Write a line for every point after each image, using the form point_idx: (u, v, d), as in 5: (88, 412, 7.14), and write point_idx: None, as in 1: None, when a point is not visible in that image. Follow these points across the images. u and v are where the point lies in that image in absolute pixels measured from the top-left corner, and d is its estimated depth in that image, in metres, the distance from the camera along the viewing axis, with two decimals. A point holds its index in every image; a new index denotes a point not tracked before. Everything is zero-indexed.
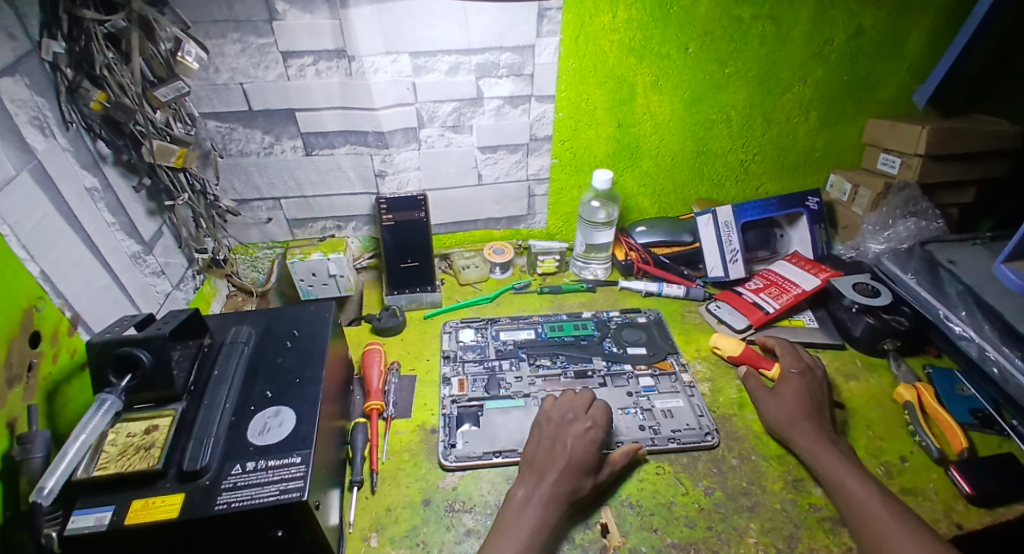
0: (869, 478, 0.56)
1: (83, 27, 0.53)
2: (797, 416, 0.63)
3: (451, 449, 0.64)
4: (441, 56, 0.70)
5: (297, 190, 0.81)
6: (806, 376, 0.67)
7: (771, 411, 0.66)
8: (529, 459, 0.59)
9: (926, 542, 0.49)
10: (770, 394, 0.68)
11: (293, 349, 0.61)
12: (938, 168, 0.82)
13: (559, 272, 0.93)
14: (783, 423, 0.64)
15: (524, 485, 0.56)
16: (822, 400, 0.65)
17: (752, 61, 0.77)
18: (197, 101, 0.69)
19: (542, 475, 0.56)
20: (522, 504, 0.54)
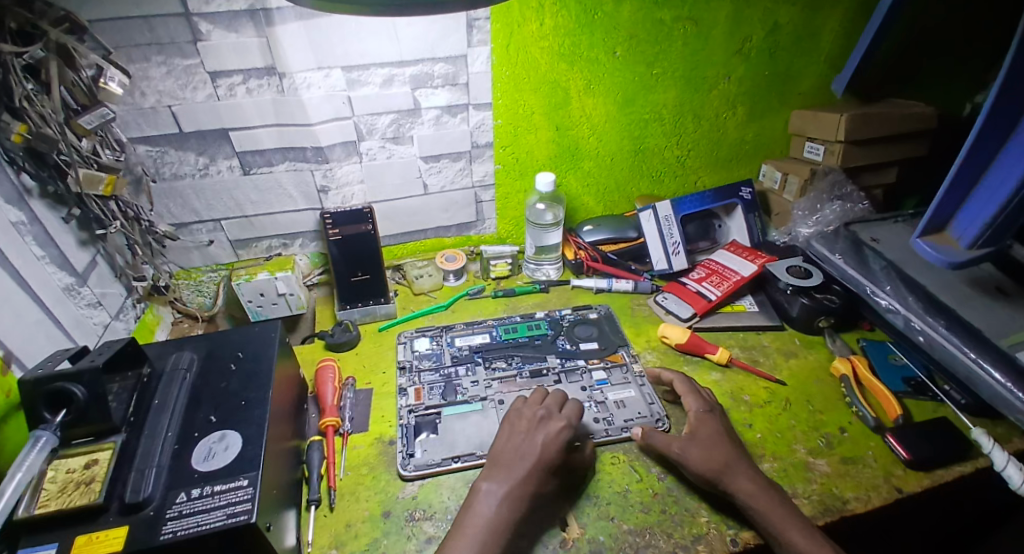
0: (810, 527, 0.53)
1: (0, 60, 0.52)
2: (724, 466, 0.57)
3: (409, 459, 0.64)
4: (375, 69, 0.71)
5: (238, 210, 0.80)
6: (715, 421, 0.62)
7: (698, 462, 0.58)
8: (495, 453, 0.58)
9: None
10: (688, 443, 0.60)
11: (237, 372, 0.60)
12: (859, 152, 0.86)
13: (513, 275, 0.94)
14: (714, 473, 0.57)
15: (490, 477, 0.55)
16: (735, 442, 0.61)
17: (677, 61, 0.80)
18: (125, 126, 0.68)
19: (510, 470, 0.55)
20: (484, 500, 0.53)
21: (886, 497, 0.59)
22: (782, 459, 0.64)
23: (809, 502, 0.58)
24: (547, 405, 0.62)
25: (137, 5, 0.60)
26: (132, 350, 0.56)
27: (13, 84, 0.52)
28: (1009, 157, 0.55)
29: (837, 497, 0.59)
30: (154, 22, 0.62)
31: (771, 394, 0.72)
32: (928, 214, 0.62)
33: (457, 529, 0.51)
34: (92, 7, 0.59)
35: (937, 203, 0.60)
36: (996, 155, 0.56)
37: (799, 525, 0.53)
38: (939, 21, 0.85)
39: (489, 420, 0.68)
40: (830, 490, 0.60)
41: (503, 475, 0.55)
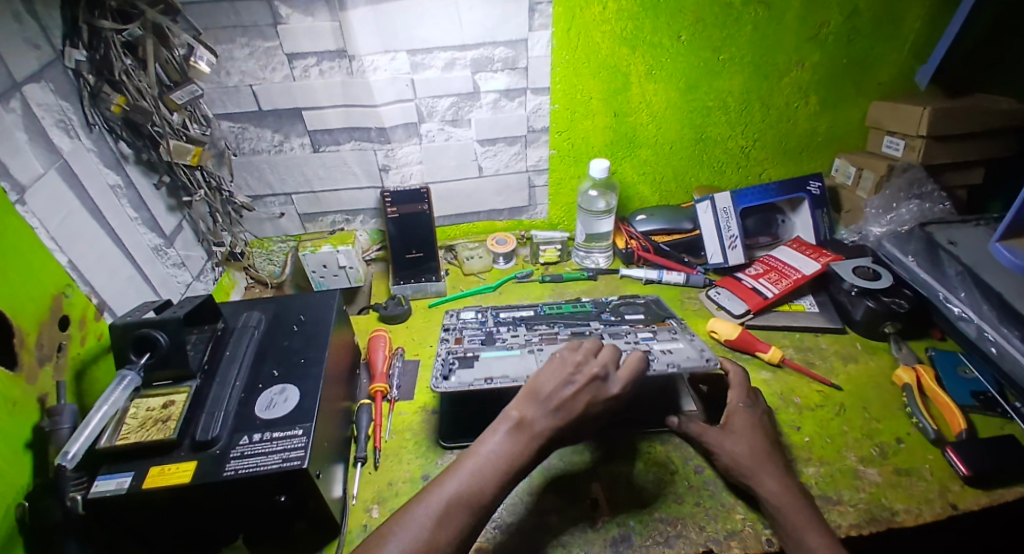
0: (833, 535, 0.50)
1: (102, 37, 0.58)
2: (754, 458, 0.56)
3: (443, 380, 0.62)
4: (437, 52, 0.73)
5: (306, 186, 0.85)
6: (757, 413, 0.62)
7: (728, 448, 0.58)
8: (539, 384, 0.51)
9: None
10: (722, 429, 0.60)
11: (299, 333, 0.65)
12: (943, 148, 0.80)
13: (562, 261, 0.94)
14: (746, 461, 0.56)
15: (524, 410, 0.50)
16: (772, 440, 0.59)
17: (745, 46, 0.77)
18: (211, 103, 0.74)
19: (543, 412, 0.50)
20: (512, 435, 0.49)
21: (938, 512, 0.55)
22: (830, 464, 0.61)
23: (854, 510, 0.56)
24: (605, 361, 0.54)
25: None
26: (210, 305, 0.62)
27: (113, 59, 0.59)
28: None
29: (886, 508, 0.56)
30: (239, 7, 0.67)
31: (823, 398, 0.69)
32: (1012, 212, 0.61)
33: (475, 451, 0.49)
34: None
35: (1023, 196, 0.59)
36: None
37: (820, 528, 0.51)
38: None
39: (528, 360, 0.65)
40: (878, 500, 0.57)
41: (538, 414, 0.50)
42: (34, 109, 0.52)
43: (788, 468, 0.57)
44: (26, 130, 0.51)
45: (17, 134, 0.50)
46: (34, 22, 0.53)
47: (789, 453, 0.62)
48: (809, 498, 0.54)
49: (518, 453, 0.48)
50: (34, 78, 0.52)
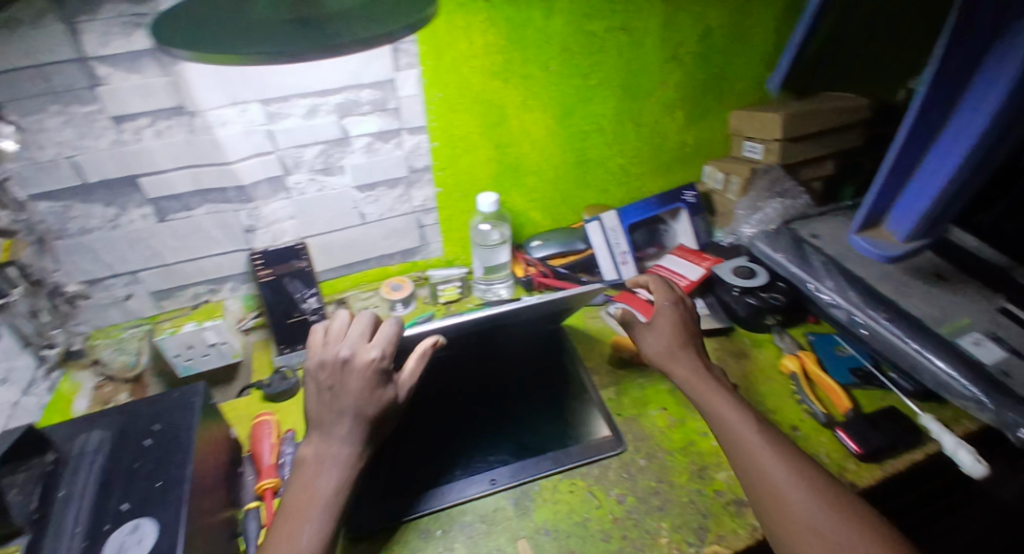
0: (739, 400, 0.59)
1: None
2: (672, 346, 0.65)
3: None
4: (295, 99, 0.67)
5: (157, 258, 0.75)
6: (677, 307, 0.69)
7: (650, 340, 0.67)
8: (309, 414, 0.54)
9: (789, 454, 0.52)
10: (649, 325, 0.68)
11: (153, 449, 0.54)
12: (795, 149, 0.88)
13: (464, 298, 0.90)
14: (660, 353, 0.66)
15: (316, 442, 0.52)
16: (690, 330, 0.68)
17: (613, 70, 0.79)
18: (20, 182, 0.62)
19: (337, 421, 0.52)
20: (316, 464, 0.51)
21: None
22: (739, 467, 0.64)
23: None
24: (348, 347, 0.55)
25: (28, 54, 0.55)
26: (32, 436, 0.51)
27: None
28: (933, 163, 0.60)
29: None
30: (46, 70, 0.56)
31: None
32: (864, 213, 0.67)
33: (300, 498, 0.49)
34: None
35: (874, 197, 0.65)
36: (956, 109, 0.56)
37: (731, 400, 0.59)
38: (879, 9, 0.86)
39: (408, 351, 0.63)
40: None
41: (327, 439, 0.52)
42: None
43: (703, 354, 0.66)
44: None
45: None
46: None
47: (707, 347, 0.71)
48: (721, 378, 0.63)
49: (334, 482, 0.50)
50: None
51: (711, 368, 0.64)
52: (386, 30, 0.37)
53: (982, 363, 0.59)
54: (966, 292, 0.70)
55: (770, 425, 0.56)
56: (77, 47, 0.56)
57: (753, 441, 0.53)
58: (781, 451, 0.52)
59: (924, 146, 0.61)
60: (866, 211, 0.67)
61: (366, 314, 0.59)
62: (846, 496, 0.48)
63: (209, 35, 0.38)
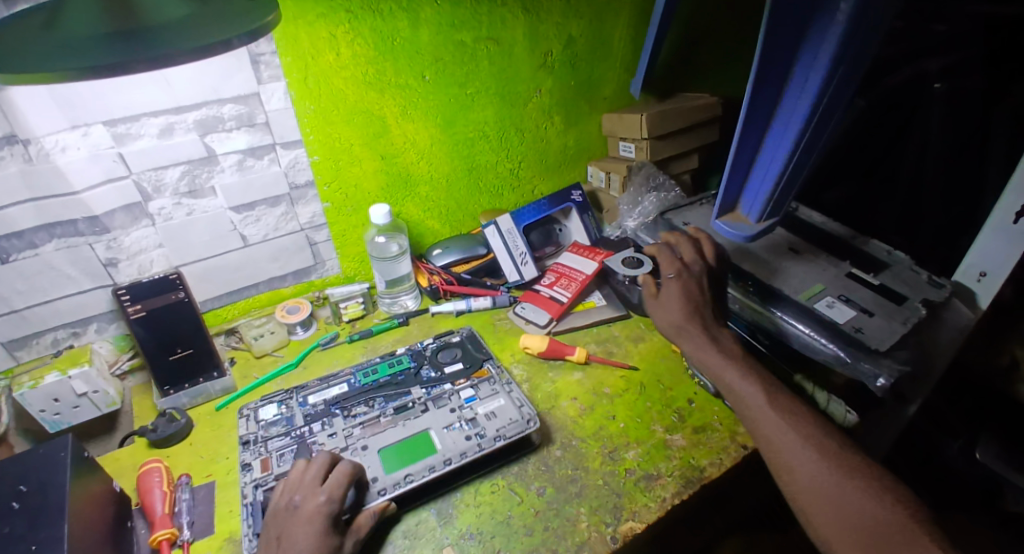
0: (751, 372, 0.59)
1: None
2: (680, 321, 0.66)
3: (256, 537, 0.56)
4: (147, 119, 0.63)
5: (2, 305, 0.65)
6: (682, 279, 0.69)
7: (662, 312, 0.68)
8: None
9: (803, 427, 0.53)
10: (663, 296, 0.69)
11: (21, 511, 0.51)
12: (662, 146, 0.96)
13: (368, 314, 0.88)
14: (669, 328, 0.67)
15: None
16: (702, 301, 0.68)
17: (487, 80, 0.82)
18: None
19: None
20: None
21: (735, 456, 0.65)
22: (645, 443, 0.67)
23: (672, 479, 0.63)
24: (304, 490, 0.54)
25: None
26: None
27: None
28: (772, 143, 0.67)
29: (696, 467, 0.64)
30: None
31: (626, 382, 0.76)
32: (721, 199, 0.74)
33: None
34: None
35: (726, 186, 0.72)
36: (780, 98, 0.64)
37: (748, 374, 0.59)
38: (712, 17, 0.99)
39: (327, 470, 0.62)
40: (688, 463, 0.65)
41: None
42: None
43: (716, 323, 0.66)
44: None
45: None
46: None
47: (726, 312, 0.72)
48: (737, 349, 0.63)
49: None
50: None
51: (725, 337, 0.65)
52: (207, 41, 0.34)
53: (839, 323, 0.67)
54: (814, 259, 0.80)
55: (783, 394, 0.57)
56: None
57: (774, 420, 0.54)
58: (797, 427, 0.53)
59: (761, 136, 0.68)
60: (722, 200, 0.75)
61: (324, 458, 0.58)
62: (864, 468, 0.49)
63: (10, 49, 0.34)
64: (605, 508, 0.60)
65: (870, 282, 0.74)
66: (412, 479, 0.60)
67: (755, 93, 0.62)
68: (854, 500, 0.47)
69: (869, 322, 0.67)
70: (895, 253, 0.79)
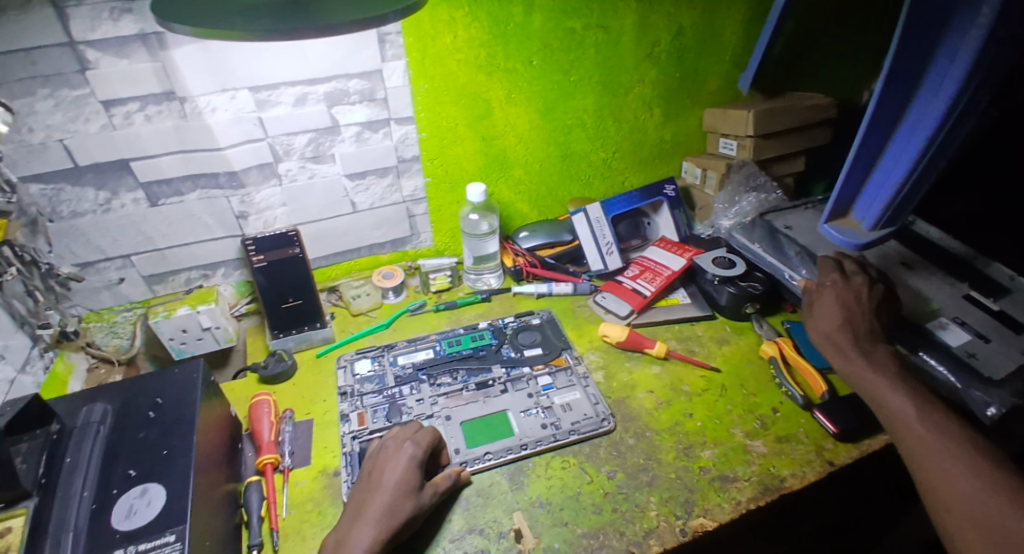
0: (909, 388, 0.59)
1: None
2: (829, 331, 0.67)
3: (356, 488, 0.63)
4: (284, 88, 0.68)
5: (148, 244, 0.75)
6: (838, 290, 0.70)
7: (818, 319, 0.70)
8: (352, 502, 0.56)
9: (959, 449, 0.51)
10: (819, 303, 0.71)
11: (156, 421, 0.58)
12: (767, 144, 0.93)
13: (454, 287, 0.93)
14: (818, 337, 0.69)
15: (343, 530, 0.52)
16: (862, 312, 0.67)
17: (591, 67, 0.82)
18: (13, 165, 0.62)
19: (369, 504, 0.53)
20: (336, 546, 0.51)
21: (820, 471, 0.62)
22: (723, 444, 0.66)
23: (749, 484, 0.61)
24: (393, 438, 0.60)
25: (17, 38, 0.55)
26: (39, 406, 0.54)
27: None
28: (900, 141, 0.63)
29: (775, 476, 0.62)
30: (35, 55, 0.57)
31: (707, 382, 0.75)
32: (831, 204, 0.71)
33: None
34: None
35: (839, 190, 0.69)
36: (907, 105, 0.60)
37: (905, 390, 0.58)
38: (836, 12, 0.93)
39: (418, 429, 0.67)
40: (768, 470, 0.63)
41: (351, 526, 0.52)
42: None
43: (874, 336, 0.65)
44: None
45: None
46: None
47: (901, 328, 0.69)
48: (895, 364, 0.62)
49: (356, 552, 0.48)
50: None
51: (883, 352, 0.64)
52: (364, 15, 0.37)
53: (950, 347, 0.64)
54: (919, 280, 0.75)
55: (945, 413, 0.55)
56: (66, 31, 0.56)
57: (923, 437, 0.54)
58: (952, 448, 0.52)
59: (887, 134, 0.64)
60: (834, 204, 0.71)
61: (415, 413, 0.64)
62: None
63: (201, 14, 0.38)
64: (679, 501, 0.60)
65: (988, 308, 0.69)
66: (491, 457, 0.65)
67: (880, 99, 0.59)
68: (1009, 522, 0.45)
69: (985, 349, 0.63)
70: (1019, 279, 0.72)
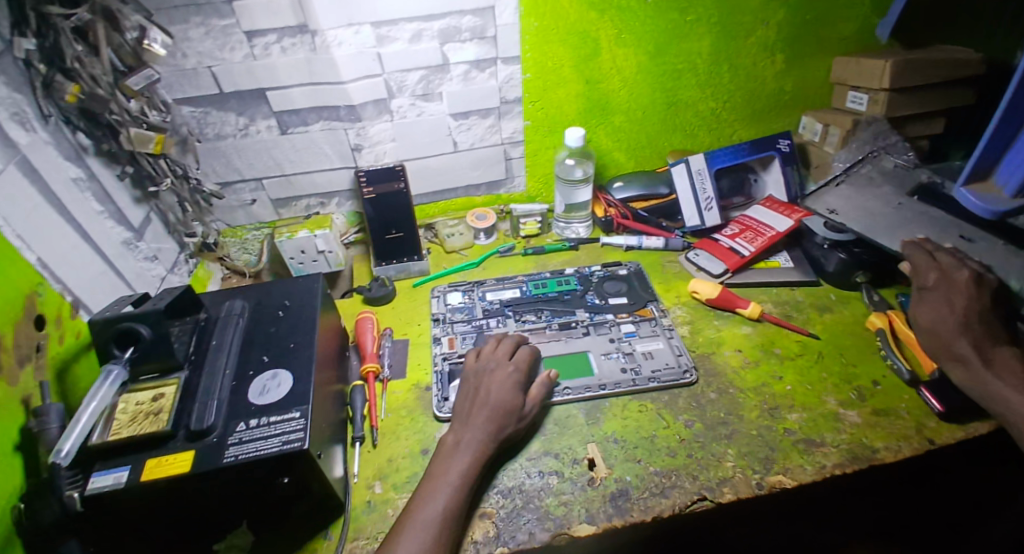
0: None
1: (49, 22, 0.56)
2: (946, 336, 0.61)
3: (444, 402, 0.69)
4: (403, 24, 0.71)
5: (277, 169, 0.84)
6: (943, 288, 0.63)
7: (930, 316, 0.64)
8: (458, 411, 0.61)
9: None
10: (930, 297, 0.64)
11: (285, 318, 0.67)
12: (904, 100, 0.83)
13: (543, 234, 0.95)
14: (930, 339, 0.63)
15: (455, 434, 0.58)
16: (976, 314, 0.60)
17: (711, 6, 0.78)
18: (169, 88, 0.72)
19: (478, 417, 0.58)
20: (452, 447, 0.56)
21: (917, 447, 0.58)
22: (812, 410, 0.64)
23: (837, 450, 0.58)
24: (497, 360, 0.65)
25: None
26: (189, 295, 0.63)
27: (63, 45, 0.57)
28: None
29: (868, 447, 0.58)
30: None
31: (802, 347, 0.72)
32: (970, 166, 0.63)
33: (441, 463, 0.55)
34: None
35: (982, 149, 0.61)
36: None
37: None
38: None
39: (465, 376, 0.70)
40: (860, 440, 0.59)
41: (463, 432, 0.57)
42: None
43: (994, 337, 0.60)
44: None
45: None
46: None
47: (1021, 309, 0.62)
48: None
49: (470, 461, 0.55)
50: None
51: (1002, 353, 0.59)
52: None
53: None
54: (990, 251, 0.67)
55: None
56: None
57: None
58: None
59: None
60: (971, 166, 0.63)
61: (514, 339, 0.68)
62: None
63: None
64: (758, 455, 0.59)
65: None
66: (570, 391, 0.68)
67: None
68: None
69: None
70: None
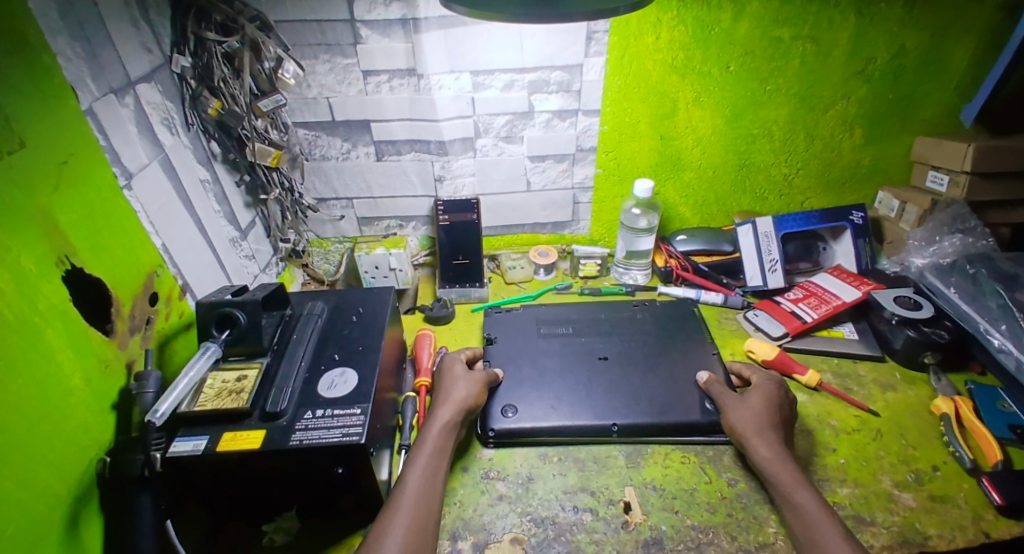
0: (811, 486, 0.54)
1: (205, 46, 0.68)
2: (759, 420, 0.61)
3: None
4: (498, 74, 0.80)
5: (367, 191, 0.93)
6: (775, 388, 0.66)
7: (736, 415, 0.62)
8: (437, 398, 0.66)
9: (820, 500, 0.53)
10: (738, 400, 0.64)
11: (358, 322, 0.73)
12: (988, 186, 0.82)
13: (600, 276, 0.98)
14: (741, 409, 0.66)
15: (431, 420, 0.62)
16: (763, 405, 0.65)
17: (792, 78, 0.81)
18: (291, 113, 0.83)
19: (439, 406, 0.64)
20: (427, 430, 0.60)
21: (974, 541, 0.54)
22: (865, 486, 0.60)
23: (887, 532, 0.55)
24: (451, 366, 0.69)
25: (314, 12, 0.74)
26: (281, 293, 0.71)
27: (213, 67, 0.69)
28: None
29: (920, 532, 0.55)
30: (325, 28, 0.76)
31: (860, 423, 0.68)
32: None
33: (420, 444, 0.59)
34: (279, 11, 0.74)
35: None
36: None
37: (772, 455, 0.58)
38: None
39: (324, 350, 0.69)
40: (912, 524, 0.56)
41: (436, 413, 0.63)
42: (145, 106, 0.62)
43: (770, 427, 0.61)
44: (137, 124, 0.60)
45: (129, 126, 0.59)
46: (147, 27, 0.62)
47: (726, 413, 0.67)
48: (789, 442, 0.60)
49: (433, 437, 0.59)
50: (146, 78, 0.62)
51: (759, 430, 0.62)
52: (598, 8, 0.44)
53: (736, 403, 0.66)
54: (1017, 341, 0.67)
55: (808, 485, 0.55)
56: (350, 10, 0.74)
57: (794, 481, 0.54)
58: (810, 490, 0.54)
59: None
60: None
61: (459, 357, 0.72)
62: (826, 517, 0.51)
63: None
64: None
65: (629, 361, 0.75)
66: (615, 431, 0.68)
67: None
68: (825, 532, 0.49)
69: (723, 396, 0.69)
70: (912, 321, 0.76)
